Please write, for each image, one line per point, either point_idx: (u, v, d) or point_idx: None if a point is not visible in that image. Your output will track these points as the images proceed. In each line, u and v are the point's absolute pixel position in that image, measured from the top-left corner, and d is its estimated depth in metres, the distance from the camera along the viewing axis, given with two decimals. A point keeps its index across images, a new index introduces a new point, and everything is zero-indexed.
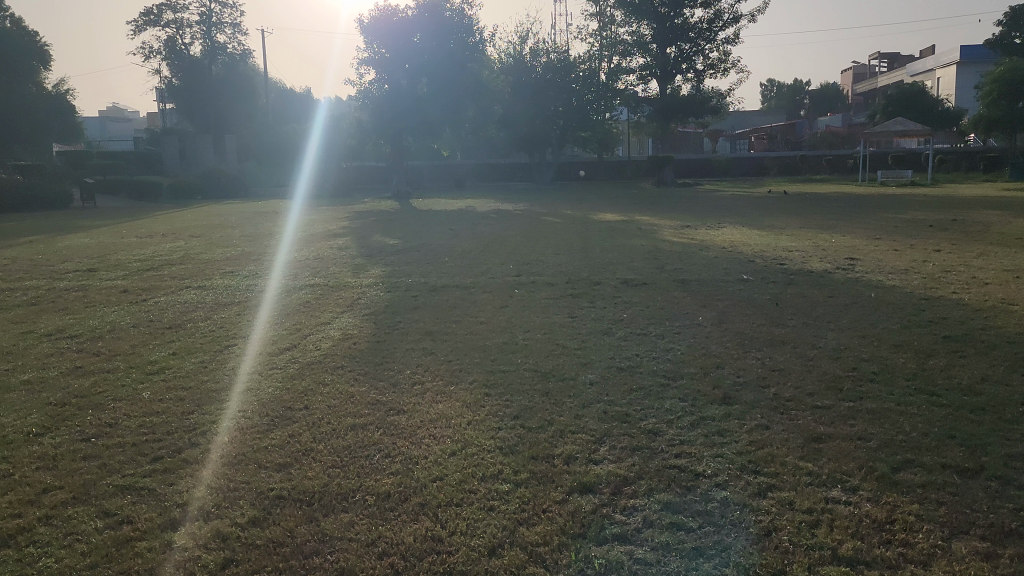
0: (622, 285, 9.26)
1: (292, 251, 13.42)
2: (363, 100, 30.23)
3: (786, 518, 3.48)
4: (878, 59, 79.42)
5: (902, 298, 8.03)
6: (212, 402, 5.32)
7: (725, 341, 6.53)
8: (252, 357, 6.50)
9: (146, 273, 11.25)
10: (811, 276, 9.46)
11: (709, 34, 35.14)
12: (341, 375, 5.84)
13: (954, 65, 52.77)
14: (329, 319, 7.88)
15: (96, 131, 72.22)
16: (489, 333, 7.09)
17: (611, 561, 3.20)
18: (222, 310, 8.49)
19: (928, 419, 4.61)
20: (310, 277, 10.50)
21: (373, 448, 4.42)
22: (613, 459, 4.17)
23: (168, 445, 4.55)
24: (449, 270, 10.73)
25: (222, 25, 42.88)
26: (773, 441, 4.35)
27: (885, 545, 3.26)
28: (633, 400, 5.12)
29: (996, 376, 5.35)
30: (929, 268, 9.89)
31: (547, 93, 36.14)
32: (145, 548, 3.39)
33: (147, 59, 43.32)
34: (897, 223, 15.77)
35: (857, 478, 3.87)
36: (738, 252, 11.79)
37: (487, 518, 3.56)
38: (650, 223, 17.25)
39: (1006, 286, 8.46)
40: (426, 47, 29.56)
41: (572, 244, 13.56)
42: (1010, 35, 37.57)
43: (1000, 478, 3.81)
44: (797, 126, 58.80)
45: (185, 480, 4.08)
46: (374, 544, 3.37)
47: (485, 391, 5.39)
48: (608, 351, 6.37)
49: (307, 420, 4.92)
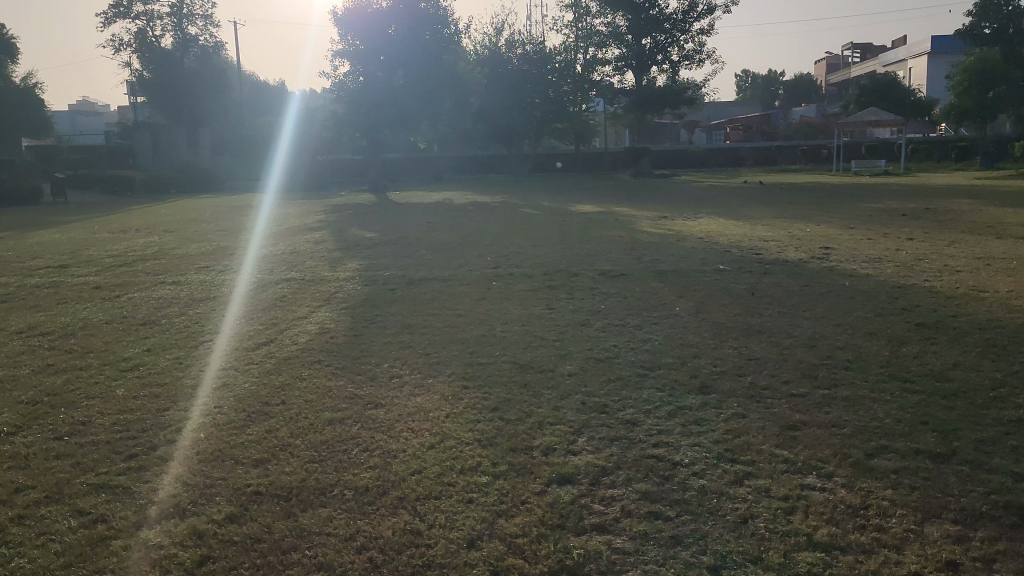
0: (600, 277, 9.27)
1: (267, 246, 13.24)
2: (338, 92, 30.01)
3: (762, 506, 3.52)
4: (851, 50, 79.97)
5: (876, 286, 8.12)
6: (186, 399, 5.27)
7: (702, 332, 6.56)
8: (227, 353, 6.42)
9: (119, 269, 11.10)
10: (786, 267, 9.49)
11: (684, 24, 35.45)
12: (318, 370, 5.81)
13: (926, 56, 53.28)
14: (305, 313, 7.82)
15: (66, 127, 71.19)
16: (466, 325, 7.10)
17: (590, 552, 3.21)
18: (196, 306, 8.38)
19: (901, 405, 4.67)
20: (286, 272, 10.39)
21: (350, 442, 4.40)
22: (592, 450, 4.18)
23: (142, 443, 4.49)
24: (427, 263, 10.71)
25: (193, 17, 42.27)
26: (749, 430, 4.38)
27: (860, 530, 3.30)
28: (611, 391, 5.13)
29: (967, 362, 5.44)
30: (902, 256, 9.95)
31: (524, 86, 35.86)
32: (120, 547, 3.36)
33: (117, 52, 42.45)
34: (873, 213, 15.82)
35: (832, 464, 3.92)
36: (715, 243, 11.81)
37: (466, 511, 3.56)
38: (628, 215, 17.20)
39: (977, 274, 8.59)
40: (401, 39, 29.34)
41: (551, 236, 13.50)
42: (980, 26, 38.02)
43: (972, 463, 3.87)
44: (772, 117, 59.24)
45: (159, 477, 4.04)
46: (353, 538, 3.36)
47: (463, 384, 5.39)
48: (585, 342, 6.38)
49: (284, 414, 4.89)
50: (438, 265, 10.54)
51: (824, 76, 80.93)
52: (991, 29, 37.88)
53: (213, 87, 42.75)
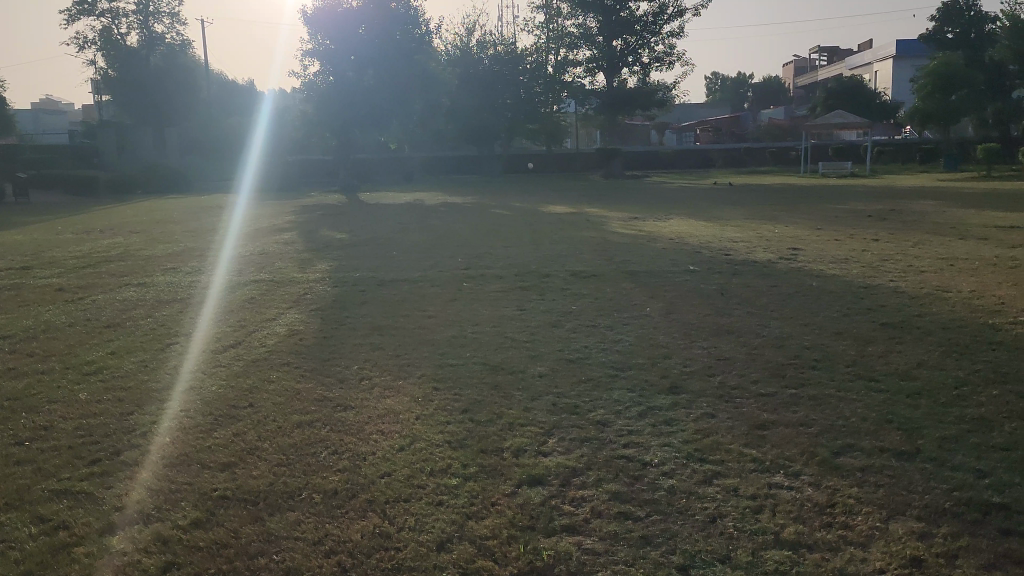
0: (571, 277, 9.30)
1: (236, 247, 13.12)
2: (308, 91, 29.74)
3: (731, 505, 3.54)
4: (819, 53, 80.89)
5: (844, 287, 8.22)
6: (152, 402, 5.20)
7: (673, 332, 6.59)
8: (194, 355, 6.35)
9: (83, 270, 10.94)
10: (755, 267, 9.58)
11: (655, 27, 35.63)
12: (286, 372, 5.75)
13: (891, 60, 54.11)
14: (274, 315, 7.75)
15: (29, 124, 69.92)
16: (438, 327, 7.06)
17: (560, 552, 3.21)
18: (163, 308, 8.26)
19: (867, 404, 4.74)
20: (255, 273, 10.30)
21: (319, 445, 4.36)
22: (562, 451, 4.19)
23: (105, 448, 4.41)
24: (398, 264, 10.65)
25: (159, 15, 41.85)
26: (719, 429, 4.41)
27: (826, 528, 3.33)
28: (581, 392, 5.14)
29: (931, 361, 5.52)
30: (869, 257, 10.07)
31: (496, 86, 35.78)
32: (83, 554, 3.29)
33: (81, 50, 41.74)
34: (839, 214, 16.06)
35: (800, 463, 3.96)
36: (685, 244, 11.92)
37: (435, 514, 3.54)
38: (600, 216, 17.25)
39: (940, 274, 8.74)
40: (372, 39, 29.19)
41: (523, 237, 13.52)
42: (943, 30, 39.58)
43: (936, 461, 3.92)
44: (741, 119, 59.87)
45: (123, 482, 3.97)
46: (321, 542, 3.33)
47: (433, 386, 5.36)
48: (556, 342, 6.40)
49: (252, 418, 4.83)
50: (409, 266, 10.48)
51: (792, 79, 81.99)
52: (953, 34, 39.30)
53: (180, 87, 42.22)
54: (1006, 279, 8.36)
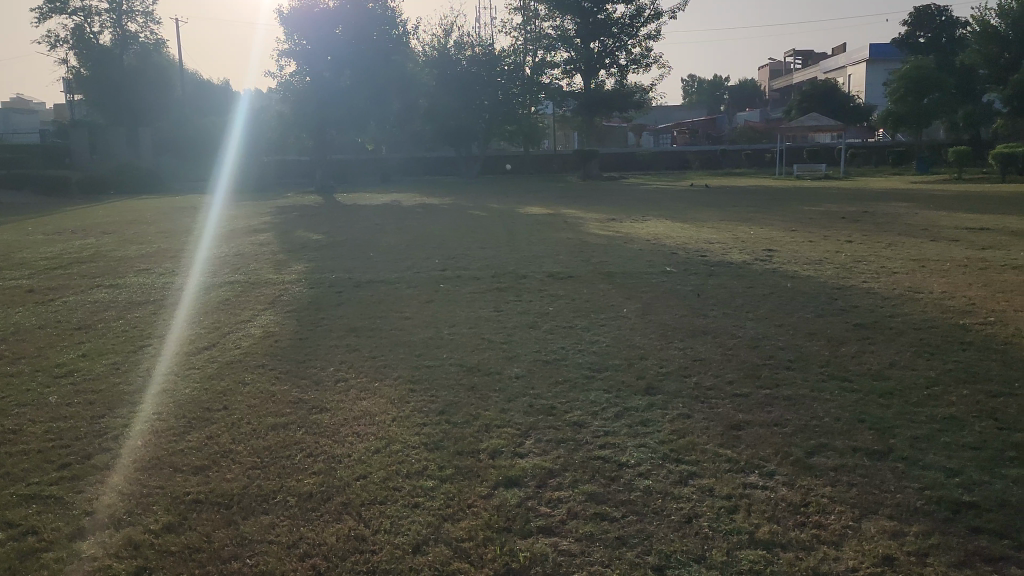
0: (548, 278, 9.34)
1: (211, 248, 12.98)
2: (285, 91, 29.52)
3: (706, 505, 3.56)
4: (793, 57, 81.72)
5: (817, 287, 8.32)
6: (124, 405, 5.13)
7: (649, 333, 6.63)
8: (168, 357, 6.29)
9: (54, 272, 10.77)
10: (730, 268, 9.70)
11: (631, 29, 35.87)
12: (261, 375, 5.70)
13: (864, 63, 54.83)
14: (249, 317, 7.67)
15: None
16: (415, 328, 7.03)
17: (536, 554, 3.21)
18: (136, 310, 8.18)
19: (841, 404, 4.78)
20: (230, 274, 10.20)
21: (294, 448, 4.32)
22: (539, 452, 4.20)
23: (76, 451, 4.35)
24: (374, 266, 10.59)
25: (132, 13, 41.49)
26: (694, 430, 4.44)
27: (799, 528, 3.36)
28: (558, 392, 5.16)
29: (902, 361, 5.59)
30: (842, 259, 10.22)
31: (474, 86, 35.82)
32: (52, 560, 3.24)
33: (52, 48, 41.13)
34: (813, 215, 16.33)
35: (774, 462, 3.99)
36: (662, 244, 12.04)
37: (411, 516, 3.52)
38: (577, 217, 17.35)
39: (911, 275, 8.90)
40: (348, 40, 29.10)
41: (501, 237, 13.57)
42: (915, 34, 40.17)
43: (906, 459, 3.97)
44: (717, 121, 60.41)
45: (94, 487, 3.92)
46: (295, 546, 3.31)
47: (410, 388, 5.34)
48: (533, 343, 6.41)
49: (226, 420, 4.79)
50: (386, 267, 10.44)
51: (766, 82, 82.89)
52: (925, 38, 39.93)
53: (154, 86, 41.81)
54: (976, 279, 8.54)
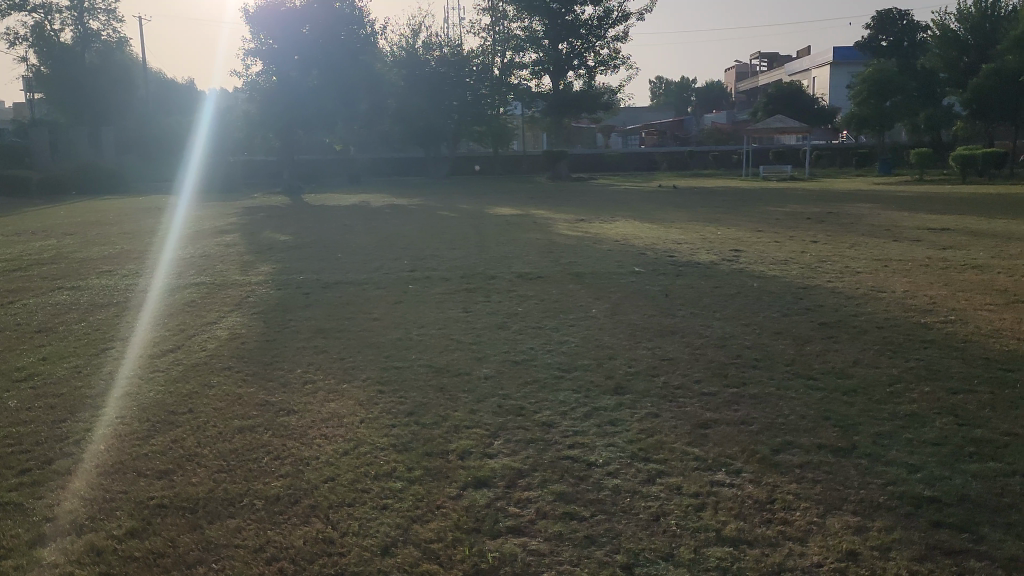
0: (517, 279, 9.34)
1: (176, 249, 12.80)
2: (251, 91, 29.17)
3: (674, 503, 3.59)
4: (759, 59, 82.65)
5: (782, 287, 8.43)
6: (87, 409, 5.04)
7: (617, 333, 6.66)
8: (132, 359, 6.20)
9: (13, 273, 10.57)
10: (698, 268, 9.78)
11: (599, 31, 36.03)
12: (228, 377, 5.64)
13: (829, 66, 55.62)
14: (214, 318, 7.59)
15: None
16: (383, 329, 7.00)
17: (505, 554, 3.21)
18: (98, 312, 8.03)
19: (806, 402, 4.84)
20: (196, 276, 10.06)
21: (261, 450, 4.28)
22: (508, 452, 4.19)
23: (35, 457, 4.27)
24: (342, 267, 10.51)
25: (94, 11, 40.97)
26: (662, 428, 4.47)
27: (765, 525, 3.40)
28: (528, 393, 5.16)
29: (866, 360, 5.66)
30: (807, 259, 10.35)
31: (442, 88, 35.78)
32: (10, 567, 3.18)
33: (12, 46, 40.32)
34: (779, 215, 16.59)
35: (741, 460, 4.03)
36: (630, 245, 12.13)
37: (380, 518, 3.50)
38: (545, 217, 17.41)
39: (875, 274, 9.05)
40: (315, 39, 28.87)
41: (470, 238, 13.59)
42: (877, 38, 40.75)
43: (870, 456, 4.03)
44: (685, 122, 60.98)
45: (55, 492, 3.84)
46: (262, 549, 3.28)
47: (378, 389, 5.31)
48: (502, 344, 6.41)
49: (190, 423, 4.74)
50: (354, 268, 10.37)
51: (734, 83, 83.88)
52: (887, 41, 40.47)
53: (118, 85, 41.34)
54: (937, 279, 8.68)
